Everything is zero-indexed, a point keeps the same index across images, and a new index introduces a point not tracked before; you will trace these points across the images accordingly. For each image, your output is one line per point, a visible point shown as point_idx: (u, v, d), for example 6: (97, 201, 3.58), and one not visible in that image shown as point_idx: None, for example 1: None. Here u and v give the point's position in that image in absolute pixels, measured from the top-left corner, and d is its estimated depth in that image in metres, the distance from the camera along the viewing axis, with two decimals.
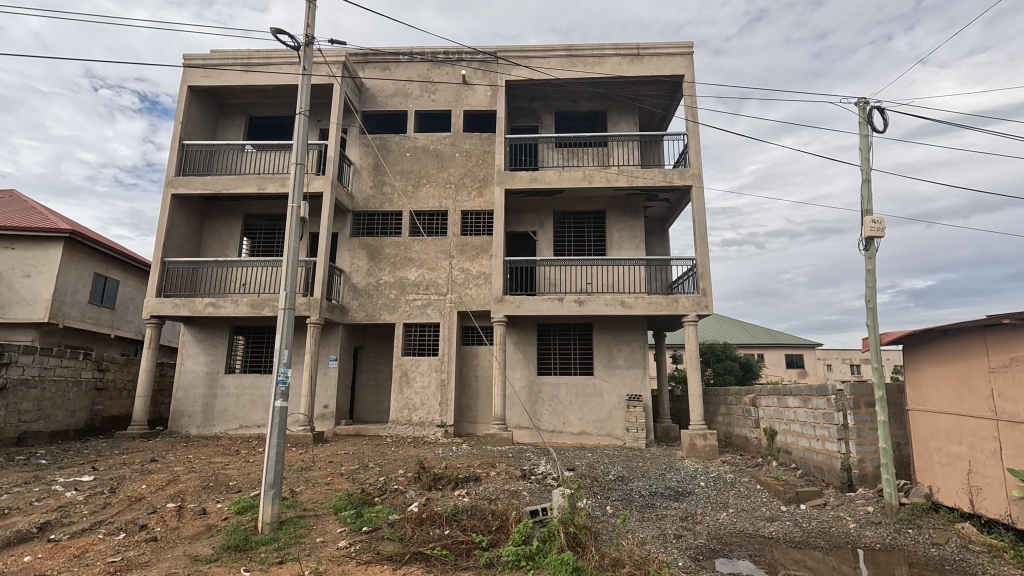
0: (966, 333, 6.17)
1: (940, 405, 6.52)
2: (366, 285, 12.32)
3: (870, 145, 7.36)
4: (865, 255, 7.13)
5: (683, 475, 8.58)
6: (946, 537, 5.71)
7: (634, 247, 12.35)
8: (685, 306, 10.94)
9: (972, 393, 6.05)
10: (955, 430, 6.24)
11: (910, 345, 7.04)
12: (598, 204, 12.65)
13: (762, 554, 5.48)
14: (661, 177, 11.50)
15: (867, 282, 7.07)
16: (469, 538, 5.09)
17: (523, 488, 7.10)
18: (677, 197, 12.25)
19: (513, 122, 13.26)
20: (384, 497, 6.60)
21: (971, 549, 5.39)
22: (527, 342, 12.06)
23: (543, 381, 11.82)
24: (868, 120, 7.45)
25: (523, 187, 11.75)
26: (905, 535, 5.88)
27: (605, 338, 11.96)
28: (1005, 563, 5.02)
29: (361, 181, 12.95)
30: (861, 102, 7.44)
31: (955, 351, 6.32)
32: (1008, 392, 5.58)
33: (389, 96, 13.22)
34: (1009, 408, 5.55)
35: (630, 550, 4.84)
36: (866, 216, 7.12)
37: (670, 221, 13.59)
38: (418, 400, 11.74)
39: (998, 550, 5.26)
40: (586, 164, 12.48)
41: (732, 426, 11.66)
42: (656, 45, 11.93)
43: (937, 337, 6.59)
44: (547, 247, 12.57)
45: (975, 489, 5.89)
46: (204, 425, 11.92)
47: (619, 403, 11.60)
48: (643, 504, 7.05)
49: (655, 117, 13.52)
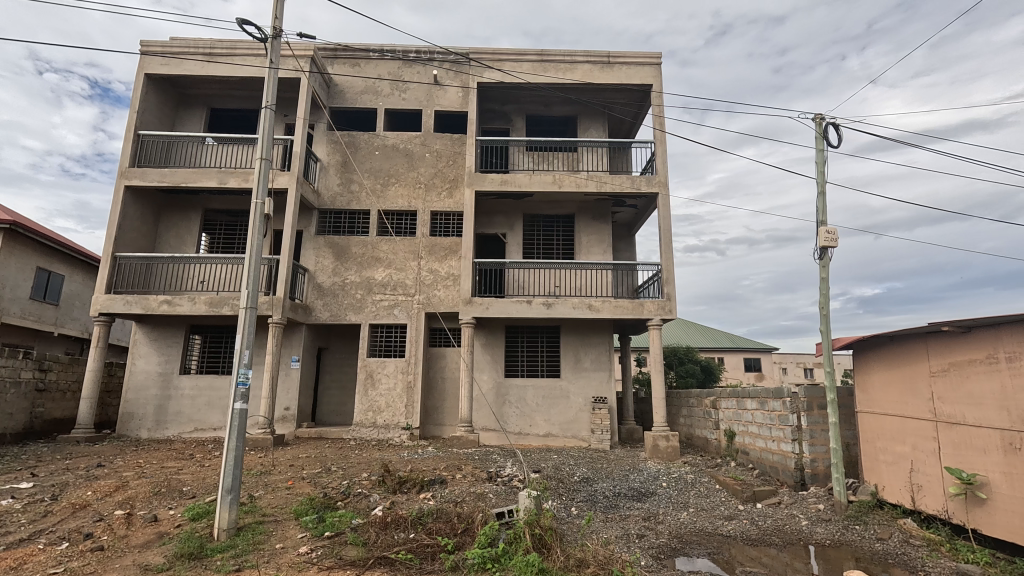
0: (910, 339, 6.53)
1: (887, 407, 6.86)
2: (331, 284, 12.07)
3: (826, 158, 7.72)
4: (820, 263, 7.46)
5: (646, 476, 8.75)
6: (889, 532, 6.02)
7: (602, 251, 12.55)
8: (650, 310, 11.17)
9: (915, 396, 6.41)
10: (899, 431, 6.60)
11: (859, 350, 7.41)
12: (568, 208, 12.78)
13: (720, 552, 5.65)
14: (628, 183, 11.72)
15: (821, 289, 7.39)
16: (434, 541, 5.06)
17: (489, 490, 7.10)
18: (645, 203, 12.51)
19: (484, 124, 13.26)
20: (347, 501, 6.47)
21: (912, 543, 5.71)
22: (494, 344, 12.07)
23: (510, 383, 11.84)
24: (824, 134, 7.81)
25: (493, 189, 11.75)
26: (852, 531, 6.17)
27: (573, 341, 12.09)
28: (942, 555, 5.35)
29: (327, 178, 12.68)
30: (817, 119, 7.79)
31: (900, 356, 6.68)
32: (947, 395, 5.94)
33: (359, 92, 13.00)
34: (948, 410, 5.92)
35: (594, 550, 4.89)
36: (821, 227, 7.45)
37: (637, 227, 13.87)
38: (383, 402, 11.57)
39: (936, 544, 5.59)
40: (555, 168, 12.67)
41: (693, 427, 11.99)
42: (626, 54, 12.16)
43: (884, 343, 6.95)
44: (516, 249, 12.64)
45: (917, 487, 6.25)
46: (156, 428, 11.40)
47: (584, 405, 11.75)
48: (607, 505, 7.15)
49: (624, 124, 13.80)
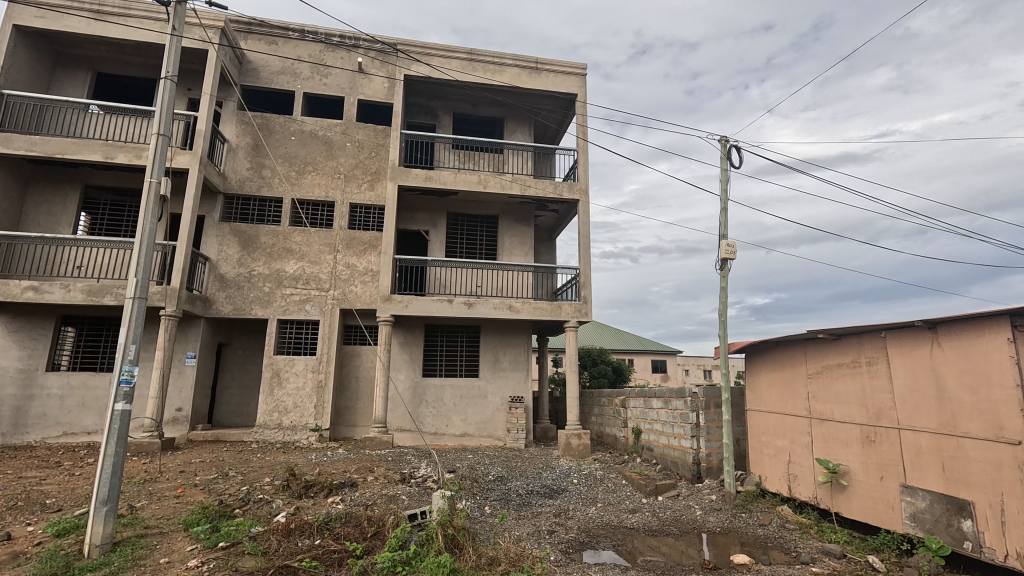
0: (791, 344, 7.29)
1: (771, 405, 7.62)
2: (236, 275, 11.20)
3: (728, 177, 8.41)
4: (720, 273, 8.12)
5: (559, 474, 9.01)
6: (769, 518, 6.68)
7: (524, 254, 12.77)
8: (568, 313, 11.52)
9: (794, 395, 7.16)
10: (780, 427, 7.35)
11: (749, 354, 8.15)
12: (491, 209, 12.86)
13: (624, 543, 5.95)
14: (551, 188, 12.02)
15: (720, 297, 8.04)
16: (342, 547, 4.86)
17: (402, 492, 6.95)
18: (566, 208, 12.89)
19: (410, 118, 12.97)
20: (246, 508, 6.03)
21: (787, 527, 6.38)
22: (413, 343, 11.85)
23: (427, 383, 11.68)
24: (727, 155, 8.49)
25: (416, 185, 11.53)
26: (738, 518, 6.78)
27: (492, 341, 12.17)
28: (811, 536, 6.03)
29: (235, 160, 11.76)
30: (722, 140, 8.47)
31: (783, 359, 7.43)
32: (820, 394, 6.70)
33: (275, 72, 12.20)
34: (820, 408, 6.68)
35: (506, 548, 4.95)
36: (722, 240, 8.10)
37: (558, 231, 14.26)
38: (290, 402, 10.92)
39: (806, 527, 6.29)
40: (480, 168, 12.71)
41: (603, 426, 12.54)
42: (553, 62, 12.47)
43: (770, 347, 7.69)
44: (438, 247, 12.49)
45: (793, 476, 7.01)
46: (13, 433, 9.92)
47: (502, 405, 11.87)
48: (520, 503, 7.27)
49: (549, 131, 14.15)
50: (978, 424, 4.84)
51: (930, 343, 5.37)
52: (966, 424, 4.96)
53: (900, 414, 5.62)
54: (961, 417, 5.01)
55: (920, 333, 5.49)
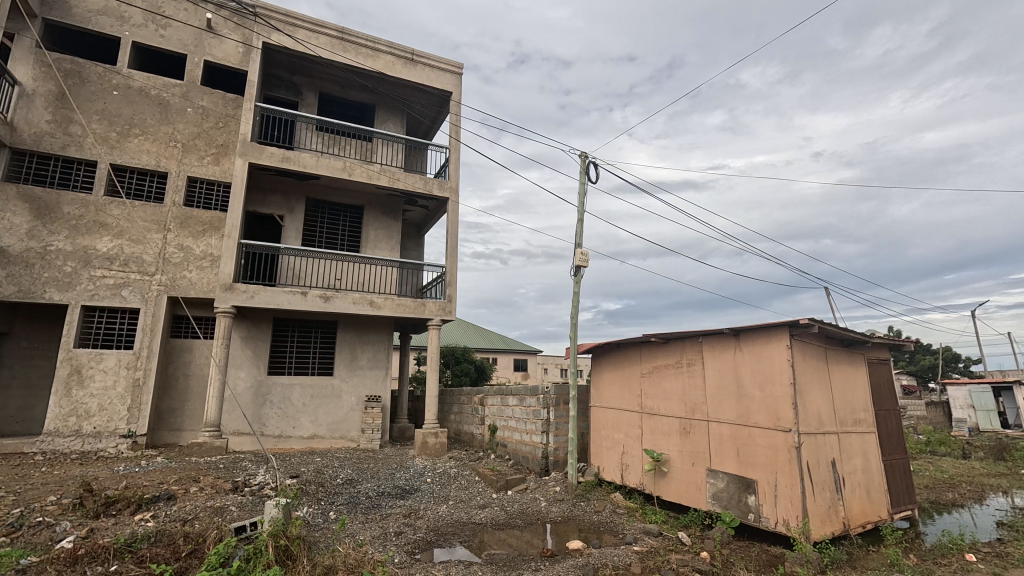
0: (630, 346, 8.07)
1: (611, 401, 8.37)
2: (23, 249, 9.13)
3: (585, 191, 9.04)
4: (574, 280, 8.68)
5: (412, 473, 8.88)
6: (604, 504, 7.32)
7: (389, 248, 12.37)
8: (431, 310, 11.42)
9: (630, 392, 7.95)
10: (617, 421, 8.12)
11: (595, 354, 8.85)
12: (357, 199, 12.25)
13: (471, 539, 6.06)
14: (421, 184, 11.82)
15: (573, 301, 8.60)
16: (146, 571, 4.21)
17: (231, 502, 6.25)
18: (435, 205, 12.79)
19: (267, 91, 11.79)
20: (16, 536, 4.92)
21: (618, 512, 7.05)
22: (258, 337, 10.77)
23: (273, 381, 10.71)
24: (585, 170, 9.11)
25: (271, 165, 10.51)
26: (577, 506, 7.32)
27: (350, 337, 11.57)
28: (637, 518, 6.75)
29: (30, 110, 9.60)
30: (582, 155, 9.05)
31: (622, 360, 8.20)
32: (650, 392, 7.53)
33: (94, 12, 10.21)
34: (649, 403, 7.51)
35: (346, 554, 4.73)
36: (578, 248, 8.67)
37: (427, 227, 14.09)
38: (93, 405, 9.21)
39: (633, 510, 7.03)
40: (347, 155, 12.02)
41: (462, 423, 12.69)
42: (430, 56, 12.29)
43: (612, 348, 8.43)
44: (294, 234, 11.54)
45: (625, 466, 7.80)
46: None
47: (357, 404, 11.35)
48: (368, 506, 7.01)
49: (422, 125, 13.94)
50: (763, 415, 5.84)
51: (734, 347, 6.34)
52: (755, 416, 5.94)
53: (709, 408, 6.55)
54: (752, 410, 5.99)
55: (726, 338, 6.45)
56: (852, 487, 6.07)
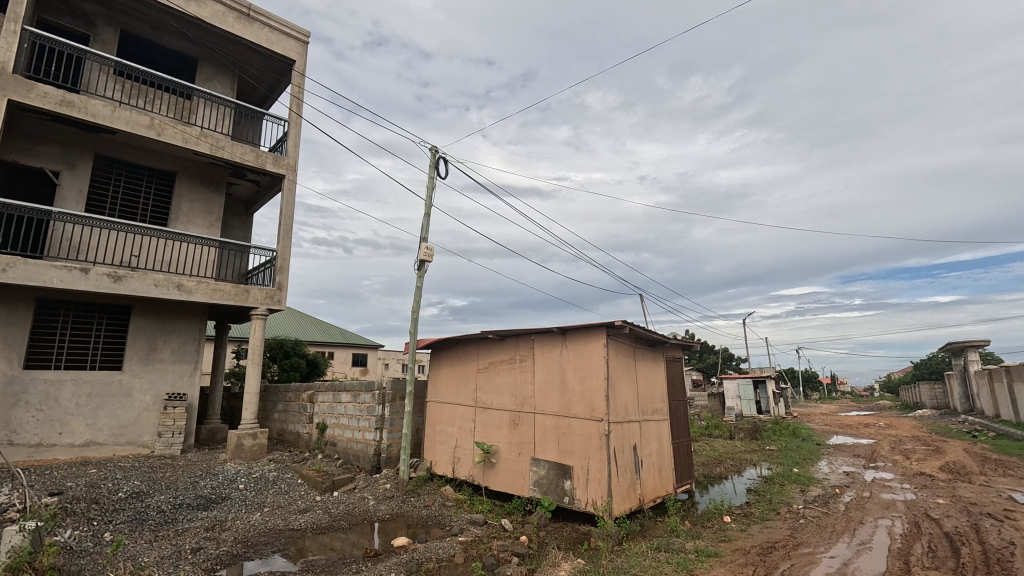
0: (468, 342, 8.21)
1: (447, 396, 8.44)
2: None
3: (433, 186, 8.90)
4: (417, 274, 8.45)
5: (221, 480, 7.87)
6: (433, 498, 7.34)
7: (207, 224, 10.79)
8: (256, 298, 10.25)
9: (465, 387, 8.11)
10: (452, 416, 8.24)
11: (434, 350, 8.83)
12: (167, 164, 10.46)
13: (288, 547, 5.58)
14: (251, 157, 10.56)
15: (415, 296, 8.40)
16: None
17: None
18: (268, 182, 11.53)
19: (44, 14, 9.40)
20: None
21: (447, 505, 7.13)
22: (11, 322, 8.53)
23: (31, 378, 8.57)
24: (434, 165, 8.92)
25: (43, 107, 8.39)
26: (407, 502, 7.23)
27: (148, 326, 9.82)
28: (465, 510, 6.92)
29: None
30: (432, 149, 8.80)
31: (460, 355, 8.32)
32: (484, 387, 7.78)
33: None
34: (483, 398, 7.76)
35: None
36: (423, 243, 8.44)
37: (256, 206, 12.64)
38: None
39: (462, 502, 7.20)
40: (157, 111, 10.20)
41: (286, 423, 11.68)
42: (270, 17, 11.03)
43: (452, 344, 8.49)
44: (74, 197, 9.40)
45: (457, 459, 7.96)
46: None
47: (153, 404, 9.68)
48: (159, 522, 6.01)
49: (257, 92, 12.50)
50: (581, 407, 6.44)
51: (560, 345, 6.86)
52: (574, 408, 6.52)
53: (536, 401, 7.01)
54: (572, 402, 6.57)
55: (555, 337, 6.96)
56: (647, 467, 7.02)
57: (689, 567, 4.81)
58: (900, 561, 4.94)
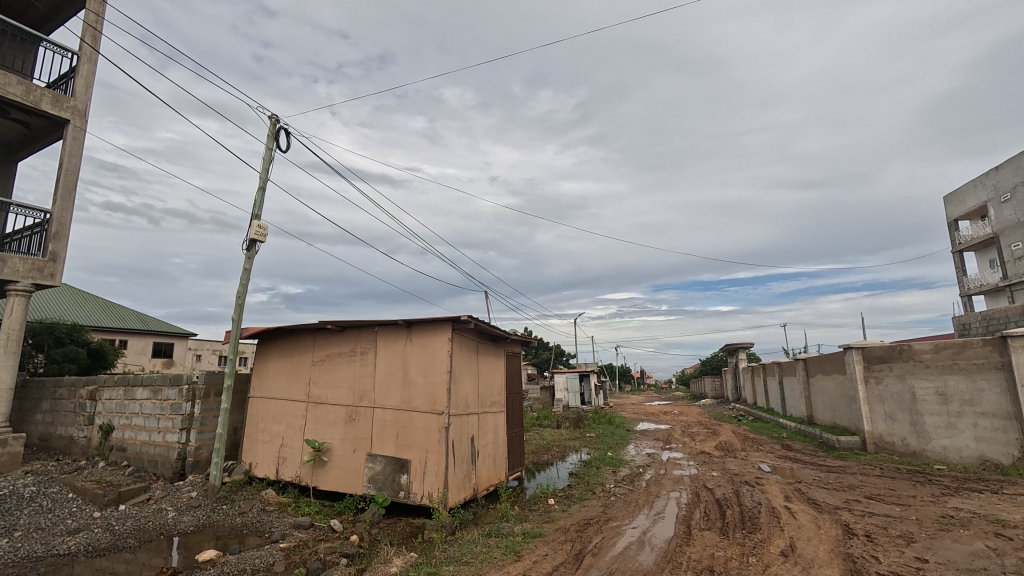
0: (303, 333, 7.57)
1: (274, 391, 7.68)
2: None
3: (272, 158, 7.91)
4: (245, 255, 7.51)
5: None
6: (251, 504, 6.60)
7: None
8: (16, 270, 8.09)
9: (296, 381, 7.48)
10: (279, 413, 7.53)
11: (261, 340, 7.96)
12: None
13: None
14: (18, 90, 8.30)
15: (241, 279, 7.45)
16: None
17: None
18: (44, 125, 9.19)
19: None
20: None
21: (267, 510, 6.47)
22: None
23: None
24: (275, 135, 7.96)
25: None
26: (217, 511, 6.38)
27: None
28: (288, 514, 6.36)
29: None
30: (272, 118, 7.87)
31: (293, 346, 7.63)
32: (319, 380, 7.27)
33: None
34: (317, 392, 7.24)
35: None
36: (255, 220, 7.50)
37: (24, 152, 10.00)
38: None
39: (285, 506, 6.61)
40: None
41: (55, 426, 9.48)
42: None
43: (283, 334, 7.74)
44: None
45: (282, 459, 7.30)
46: None
47: None
48: None
49: (33, 9, 9.90)
50: (423, 400, 6.40)
51: (405, 338, 6.72)
52: (415, 401, 6.46)
53: (376, 395, 6.77)
54: (414, 396, 6.49)
55: (399, 329, 6.79)
56: (483, 458, 7.27)
57: (516, 549, 5.10)
58: (684, 525, 5.90)
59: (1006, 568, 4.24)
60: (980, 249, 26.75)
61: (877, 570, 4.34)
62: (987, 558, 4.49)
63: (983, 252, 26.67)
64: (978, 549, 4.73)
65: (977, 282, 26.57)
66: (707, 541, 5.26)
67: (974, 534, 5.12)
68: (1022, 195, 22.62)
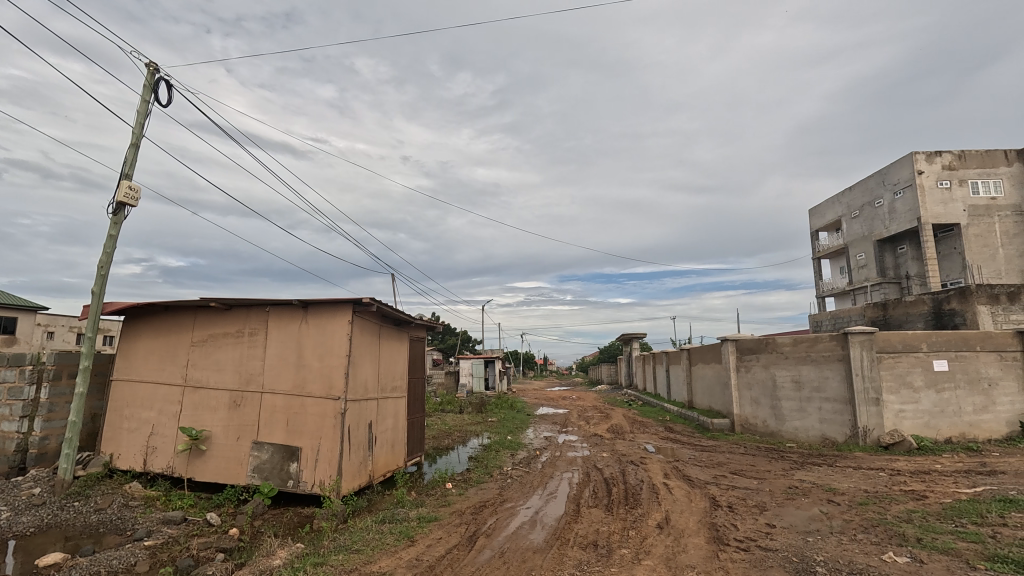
0: (181, 311, 6.83)
1: (143, 374, 6.88)
2: None
3: (147, 112, 6.96)
4: (111, 219, 6.58)
5: None
6: (111, 499, 5.86)
7: None
8: None
9: (172, 363, 6.75)
10: (148, 398, 6.77)
11: (129, 317, 7.07)
12: None
13: None
14: None
15: (105, 247, 6.53)
16: None
17: None
18: None
19: None
20: None
21: (130, 505, 5.77)
22: None
23: None
24: (152, 86, 7.00)
25: None
26: (67, 509, 5.59)
27: None
28: (155, 509, 5.74)
29: None
30: (150, 66, 6.92)
31: (168, 325, 6.86)
32: (199, 362, 6.62)
33: None
34: (196, 375, 6.60)
35: None
36: (124, 181, 6.59)
37: None
38: None
39: (153, 500, 5.97)
40: None
41: None
42: None
43: (157, 311, 6.93)
44: None
45: (151, 449, 6.59)
46: None
47: None
48: None
49: None
50: (317, 385, 6.09)
51: (301, 319, 6.33)
52: (309, 386, 6.13)
53: (265, 379, 6.32)
54: (309, 380, 6.15)
55: (294, 310, 6.37)
56: (380, 443, 7.10)
57: (410, 534, 5.06)
58: (573, 503, 6.23)
59: (834, 528, 4.99)
60: (833, 257, 30.93)
61: (735, 536, 4.89)
62: (821, 521, 5.25)
63: (835, 259, 30.84)
64: (814, 514, 5.52)
65: (829, 286, 30.72)
66: (594, 518, 5.61)
67: (813, 501, 5.96)
68: (867, 213, 26.42)
